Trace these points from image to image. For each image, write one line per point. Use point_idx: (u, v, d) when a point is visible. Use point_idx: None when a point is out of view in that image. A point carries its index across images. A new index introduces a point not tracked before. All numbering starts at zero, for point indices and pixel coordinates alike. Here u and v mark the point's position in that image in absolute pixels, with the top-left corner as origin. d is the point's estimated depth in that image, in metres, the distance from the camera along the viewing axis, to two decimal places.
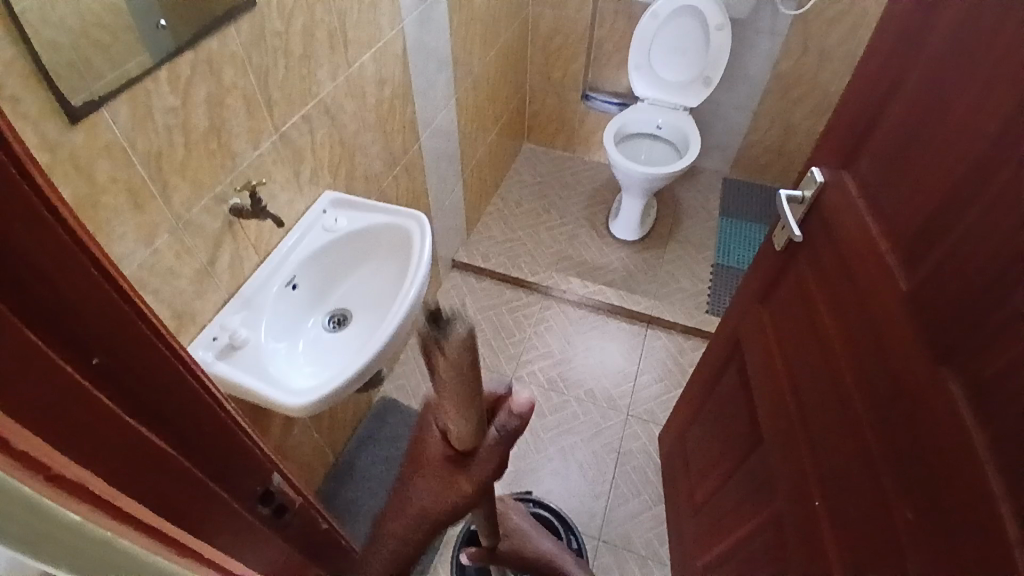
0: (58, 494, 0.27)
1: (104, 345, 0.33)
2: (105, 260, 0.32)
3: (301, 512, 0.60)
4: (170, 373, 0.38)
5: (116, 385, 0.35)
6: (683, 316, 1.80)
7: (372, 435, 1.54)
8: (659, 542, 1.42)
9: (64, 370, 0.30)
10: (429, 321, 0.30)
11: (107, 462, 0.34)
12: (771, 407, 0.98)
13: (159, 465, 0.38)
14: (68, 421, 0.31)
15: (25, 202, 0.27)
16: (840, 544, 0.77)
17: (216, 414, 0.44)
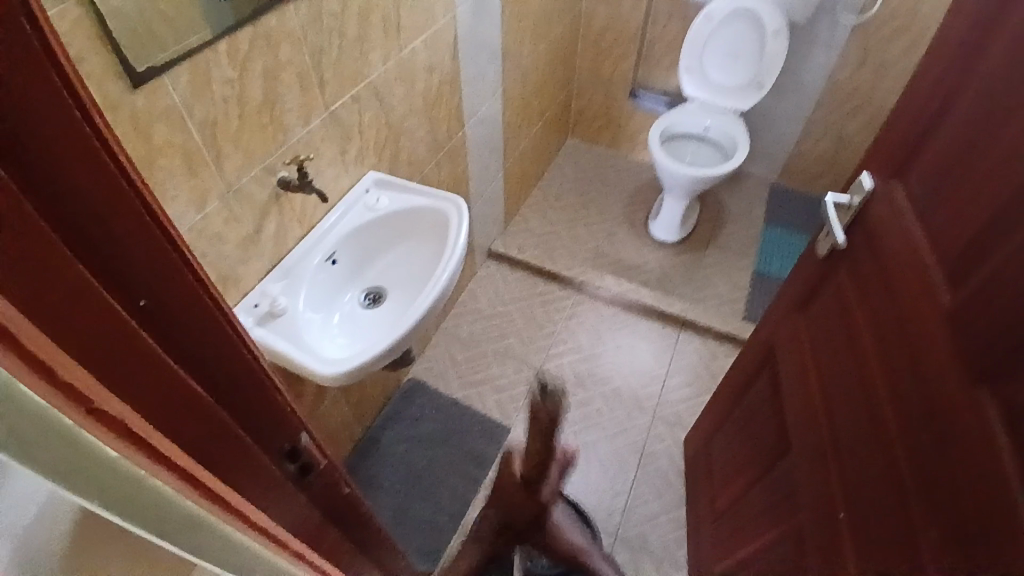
0: (95, 428, 0.30)
1: (151, 290, 0.36)
2: (162, 218, 0.34)
3: (324, 473, 0.64)
4: (212, 326, 0.41)
5: (162, 331, 0.37)
6: (718, 321, 1.77)
7: (398, 413, 1.57)
8: (678, 544, 1.40)
9: (115, 311, 0.33)
10: (541, 389, 0.52)
11: (146, 401, 0.37)
12: (801, 415, 0.96)
13: (194, 410, 0.41)
14: (111, 360, 0.33)
15: (82, 141, 0.28)
16: (862, 559, 0.75)
17: (250, 368, 0.46)
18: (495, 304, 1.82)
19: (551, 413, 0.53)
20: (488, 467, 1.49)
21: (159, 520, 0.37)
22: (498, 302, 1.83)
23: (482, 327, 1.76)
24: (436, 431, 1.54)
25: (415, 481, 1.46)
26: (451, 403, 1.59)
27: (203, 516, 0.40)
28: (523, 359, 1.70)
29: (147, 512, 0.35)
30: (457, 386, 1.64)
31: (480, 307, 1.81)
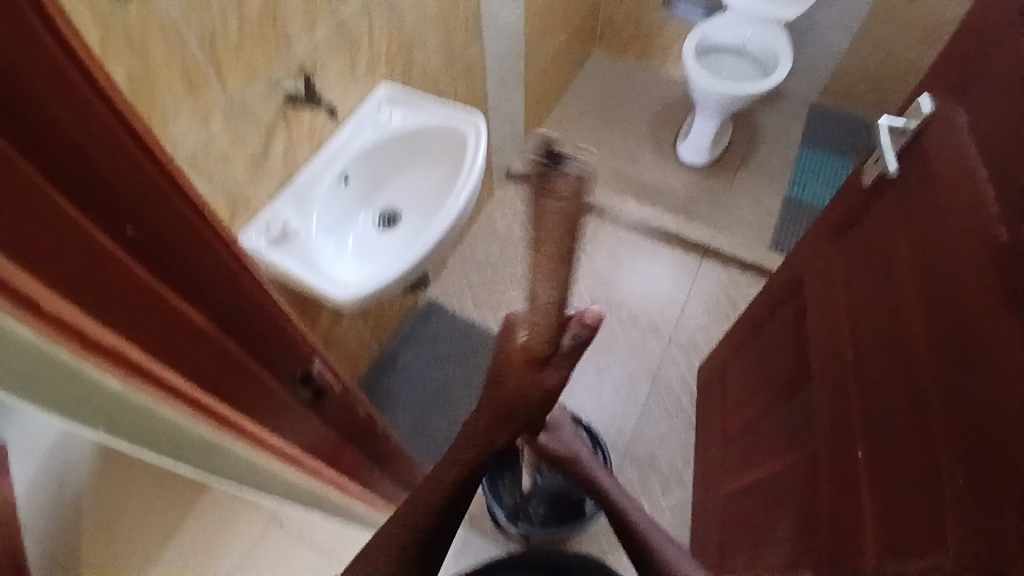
0: (67, 343, 0.32)
1: (136, 216, 0.34)
2: (148, 142, 0.32)
3: (339, 398, 0.65)
4: (207, 252, 0.40)
5: (154, 261, 0.37)
6: (742, 249, 1.72)
7: (415, 332, 1.58)
8: (684, 462, 1.44)
9: (100, 242, 0.32)
10: (546, 154, 0.28)
11: (140, 328, 0.37)
12: (825, 348, 0.94)
13: (190, 335, 0.41)
14: (100, 288, 0.33)
15: (28, 26, 0.25)
16: (876, 494, 0.75)
17: (252, 297, 0.45)
18: (513, 227, 1.78)
19: (563, 205, 0.29)
20: None
21: (138, 423, 0.40)
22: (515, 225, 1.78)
23: (499, 250, 1.73)
24: (452, 351, 1.56)
25: (430, 396, 1.50)
26: (468, 325, 1.60)
27: (186, 425, 0.44)
28: None
29: (125, 417, 0.39)
30: (473, 309, 1.63)
31: (497, 230, 1.77)
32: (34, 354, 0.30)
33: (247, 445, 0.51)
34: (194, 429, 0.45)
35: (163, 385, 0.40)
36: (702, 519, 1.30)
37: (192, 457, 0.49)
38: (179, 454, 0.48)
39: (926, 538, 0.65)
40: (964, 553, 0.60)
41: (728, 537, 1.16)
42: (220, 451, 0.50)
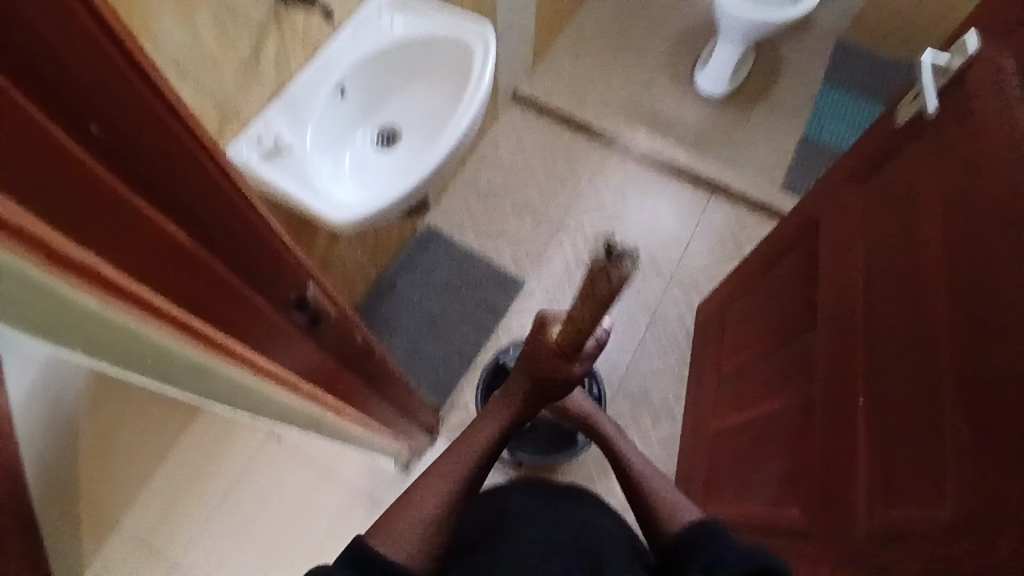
0: (28, 254, 0.29)
1: (90, 104, 0.29)
2: (122, 40, 0.29)
3: (336, 323, 0.63)
4: (180, 155, 0.35)
5: (118, 162, 0.32)
6: (754, 188, 1.67)
7: (413, 258, 1.56)
8: (676, 399, 1.46)
9: (75, 155, 0.29)
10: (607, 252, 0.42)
11: (124, 248, 0.35)
12: (833, 295, 0.92)
13: (179, 258, 0.39)
14: (77, 205, 0.31)
15: None
16: (872, 441, 0.75)
17: (245, 219, 0.43)
18: (517, 155, 1.71)
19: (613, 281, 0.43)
20: (501, 316, 1.50)
21: (123, 340, 0.40)
22: (520, 152, 1.71)
23: (502, 178, 1.67)
24: (451, 279, 1.54)
25: (427, 323, 1.49)
26: (467, 254, 1.57)
27: (174, 345, 0.43)
28: (542, 214, 1.63)
29: (107, 334, 0.38)
30: (474, 237, 1.60)
31: (500, 156, 1.70)
32: (4, 268, 0.29)
33: (239, 367, 0.51)
34: (183, 351, 0.44)
35: (143, 303, 0.38)
36: (689, 453, 1.33)
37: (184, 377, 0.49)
38: (169, 371, 0.48)
39: (925, 487, 0.66)
40: (963, 504, 0.60)
41: (715, 471, 1.19)
42: (213, 374, 0.50)
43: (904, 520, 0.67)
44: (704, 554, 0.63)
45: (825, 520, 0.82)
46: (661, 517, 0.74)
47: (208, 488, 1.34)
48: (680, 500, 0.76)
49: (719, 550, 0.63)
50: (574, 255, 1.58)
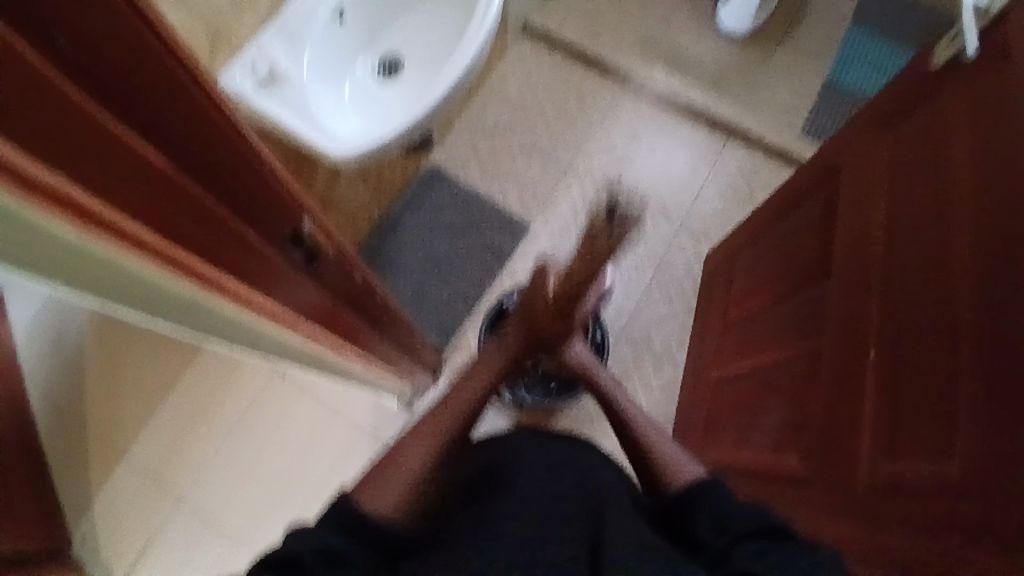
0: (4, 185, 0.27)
1: (57, 11, 0.26)
2: None
3: (335, 261, 0.61)
4: (162, 74, 0.33)
5: (93, 84, 0.30)
6: (772, 132, 1.60)
7: (417, 199, 1.52)
8: (679, 347, 1.45)
9: (38, 70, 0.26)
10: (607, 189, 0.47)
11: (98, 174, 0.32)
12: (850, 246, 0.89)
13: (158, 184, 0.36)
14: (45, 128, 0.28)
15: None
16: (879, 396, 0.75)
17: (228, 144, 0.40)
18: (525, 91, 1.63)
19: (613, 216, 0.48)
20: (505, 260, 1.48)
21: (113, 276, 0.38)
22: (529, 88, 1.63)
23: (509, 116, 1.61)
24: (455, 221, 1.50)
25: (430, 265, 1.47)
26: (472, 195, 1.53)
27: (169, 283, 0.41)
28: (550, 155, 1.58)
29: (91, 267, 0.35)
30: (479, 178, 1.55)
31: (508, 93, 1.62)
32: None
33: (234, 304, 0.49)
34: (179, 289, 0.43)
35: (130, 238, 0.36)
36: (689, 400, 1.34)
37: (178, 310, 0.48)
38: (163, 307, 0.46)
39: (933, 445, 0.65)
40: (973, 464, 0.60)
41: (713, 417, 1.20)
42: (207, 311, 0.49)
43: (909, 475, 0.67)
44: (705, 508, 0.63)
45: (824, 470, 0.82)
46: (665, 478, 0.74)
47: (212, 424, 1.35)
48: (681, 460, 0.76)
49: (718, 508, 0.62)
50: (581, 198, 1.54)
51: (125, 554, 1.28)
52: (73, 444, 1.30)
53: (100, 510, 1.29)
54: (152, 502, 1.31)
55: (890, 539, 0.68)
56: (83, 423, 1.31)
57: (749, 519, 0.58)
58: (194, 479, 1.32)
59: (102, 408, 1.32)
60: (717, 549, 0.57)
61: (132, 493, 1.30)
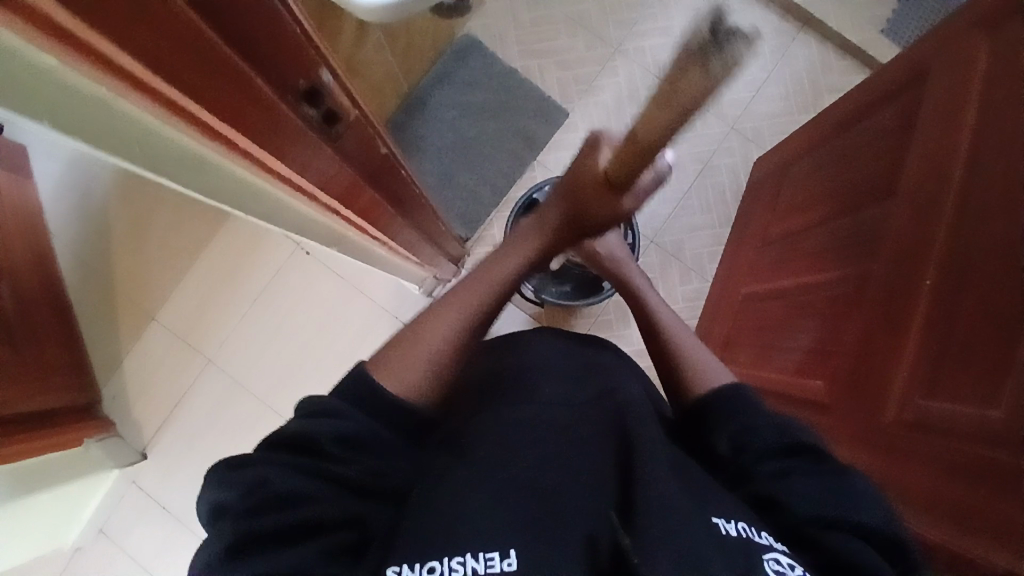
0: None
1: None
2: None
3: (358, 127, 0.54)
4: None
5: None
6: (850, 24, 1.41)
7: (448, 72, 1.40)
8: (711, 258, 1.39)
9: None
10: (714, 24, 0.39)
11: (110, 20, 0.26)
12: (926, 164, 0.79)
13: (183, 38, 0.30)
14: None
15: None
16: (929, 331, 0.69)
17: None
18: None
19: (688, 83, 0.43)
20: (539, 150, 1.39)
21: (96, 108, 0.34)
22: None
23: None
24: (488, 101, 1.40)
25: (459, 148, 1.39)
26: (508, 74, 1.40)
27: (164, 126, 0.37)
28: (598, 33, 1.43)
29: (62, 91, 0.31)
30: (517, 55, 1.42)
31: None
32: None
33: (246, 164, 0.46)
34: (177, 134, 0.39)
35: (127, 75, 0.31)
36: (713, 313, 1.31)
37: (183, 165, 0.45)
38: (164, 158, 0.43)
39: (976, 388, 0.62)
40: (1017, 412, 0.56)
41: (738, 332, 1.17)
42: (212, 167, 0.46)
43: (944, 414, 0.65)
44: (721, 424, 0.61)
45: (851, 398, 0.80)
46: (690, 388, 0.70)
47: (235, 292, 1.37)
48: (712, 367, 0.71)
49: (739, 420, 0.60)
50: (627, 84, 1.41)
51: (154, 408, 1.35)
52: (102, 306, 1.33)
53: (131, 368, 1.35)
54: (180, 362, 1.36)
55: (911, 474, 0.67)
56: (110, 279, 1.34)
57: (768, 432, 0.58)
58: (220, 343, 1.36)
59: (128, 269, 1.34)
60: (735, 460, 0.58)
61: (161, 353, 1.35)
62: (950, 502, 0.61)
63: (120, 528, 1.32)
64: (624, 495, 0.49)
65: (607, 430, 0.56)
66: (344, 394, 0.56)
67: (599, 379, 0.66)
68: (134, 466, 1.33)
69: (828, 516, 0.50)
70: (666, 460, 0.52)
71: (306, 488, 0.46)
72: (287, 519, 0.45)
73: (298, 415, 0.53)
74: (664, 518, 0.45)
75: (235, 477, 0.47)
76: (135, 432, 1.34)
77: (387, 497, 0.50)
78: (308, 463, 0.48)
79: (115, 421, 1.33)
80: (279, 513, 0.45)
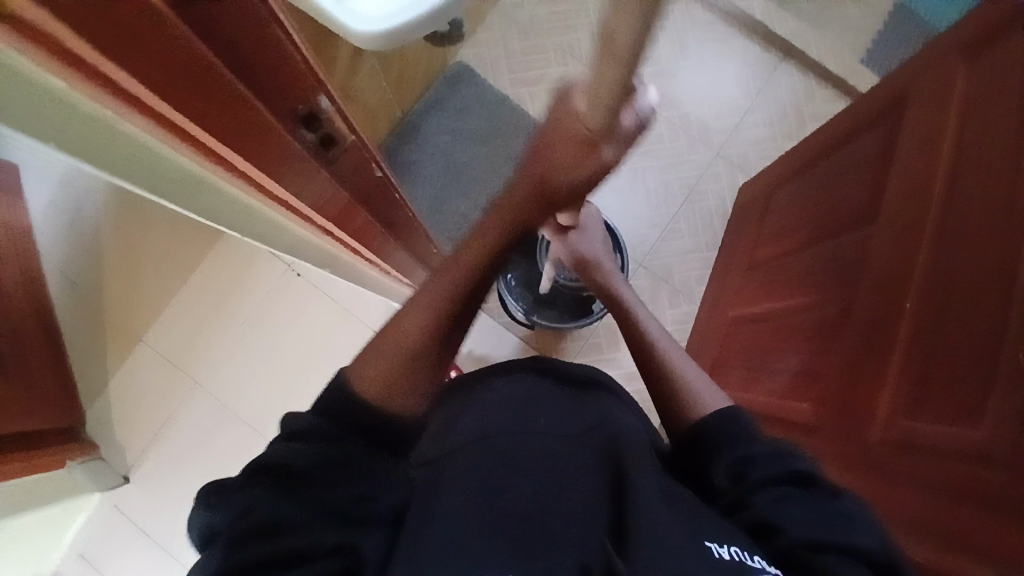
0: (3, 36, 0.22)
1: None
2: None
3: (354, 152, 0.55)
4: None
5: None
6: (831, 56, 1.46)
7: (441, 98, 1.43)
8: (699, 281, 1.41)
9: None
10: None
11: (114, 44, 0.27)
12: (906, 191, 0.82)
13: (183, 60, 0.31)
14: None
15: None
16: (913, 353, 0.71)
17: (252, 15, 0.33)
18: None
19: None
20: None
21: (98, 129, 0.35)
22: None
23: (545, 13, 1.48)
24: (480, 126, 1.42)
25: (451, 172, 1.41)
26: (500, 100, 1.43)
27: (161, 146, 0.38)
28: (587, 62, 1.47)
29: (63, 111, 0.32)
30: (508, 82, 1.45)
31: None
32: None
33: (242, 184, 0.47)
34: (176, 155, 0.40)
35: (127, 96, 0.32)
36: (702, 335, 1.32)
37: (178, 183, 0.46)
38: (161, 177, 0.44)
39: (960, 408, 0.63)
40: (997, 433, 0.57)
41: (725, 353, 1.19)
42: (209, 187, 0.47)
43: (930, 435, 0.65)
44: (722, 452, 0.62)
45: (837, 420, 0.82)
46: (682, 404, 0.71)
47: (225, 314, 1.36)
48: (699, 381, 0.73)
49: (742, 449, 0.61)
50: None
51: (140, 430, 1.33)
52: (87, 324, 1.31)
53: (116, 388, 1.34)
54: (167, 383, 1.34)
55: (898, 495, 0.68)
56: None
57: (770, 461, 0.58)
58: (208, 365, 1.35)
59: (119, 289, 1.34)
60: (730, 487, 0.59)
61: (148, 374, 1.34)
62: (932, 520, 0.62)
63: (100, 554, 1.29)
64: (617, 522, 0.50)
65: (599, 460, 0.56)
66: (324, 410, 0.56)
67: (593, 405, 0.66)
68: (117, 491, 1.31)
69: (820, 542, 0.50)
70: (657, 489, 0.52)
71: (292, 512, 0.47)
72: (272, 546, 0.45)
73: (282, 435, 0.54)
74: (664, 548, 0.47)
75: (224, 501, 0.48)
76: (118, 455, 1.32)
77: (376, 519, 0.49)
78: (295, 485, 0.49)
79: (99, 443, 1.31)
80: (265, 538, 0.46)
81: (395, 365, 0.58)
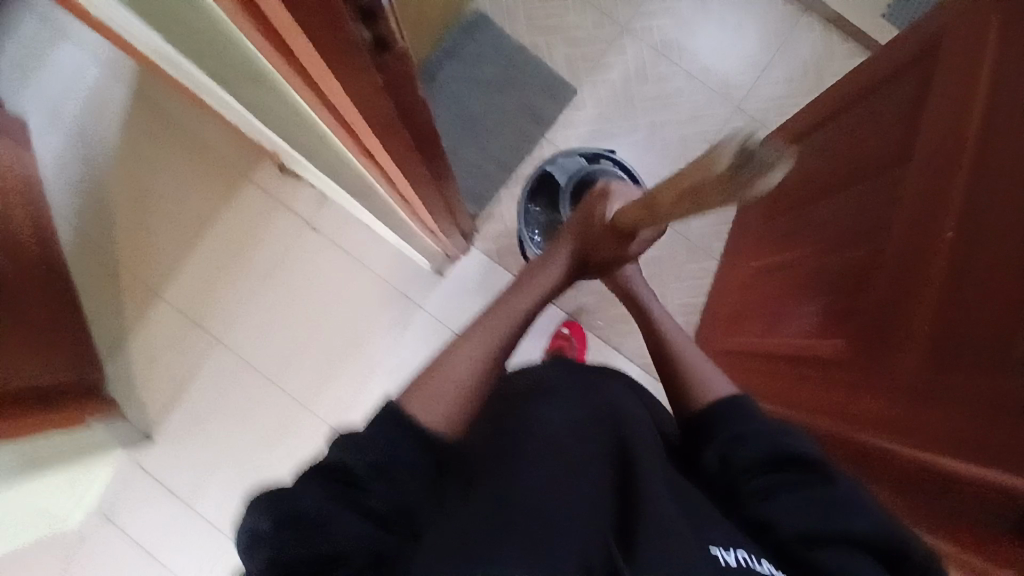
0: None
1: None
2: None
3: (403, 62, 0.53)
4: None
5: None
6: (855, 9, 1.41)
7: (458, 49, 1.40)
8: (716, 237, 1.40)
9: None
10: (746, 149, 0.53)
11: None
12: (940, 132, 0.81)
13: None
14: None
15: None
16: (948, 287, 0.71)
17: None
18: None
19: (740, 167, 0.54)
20: (547, 128, 1.40)
21: None
22: None
23: None
24: (498, 78, 1.40)
25: (468, 126, 1.39)
26: (518, 50, 1.41)
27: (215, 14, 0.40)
28: (606, 12, 1.44)
29: None
30: (526, 33, 1.42)
31: None
32: None
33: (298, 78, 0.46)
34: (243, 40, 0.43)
35: None
36: (721, 290, 1.32)
37: (241, 68, 0.49)
38: (212, 44, 0.46)
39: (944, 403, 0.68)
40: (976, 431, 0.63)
41: (746, 306, 1.19)
42: (266, 78, 0.49)
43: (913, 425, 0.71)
44: (715, 439, 0.67)
45: (864, 355, 0.82)
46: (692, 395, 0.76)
47: (243, 269, 1.35)
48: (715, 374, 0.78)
49: (730, 432, 0.66)
50: (635, 63, 1.43)
51: (159, 384, 1.33)
52: (105, 283, 1.33)
53: (134, 341, 1.33)
54: (185, 334, 1.34)
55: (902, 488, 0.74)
56: (116, 250, 1.34)
57: (759, 444, 0.62)
58: (226, 320, 1.34)
59: (134, 242, 1.34)
60: (728, 478, 0.63)
61: (166, 326, 1.33)
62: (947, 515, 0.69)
63: (122, 510, 1.29)
64: (625, 496, 0.55)
65: (608, 436, 0.62)
66: (374, 423, 0.59)
67: (595, 398, 0.69)
68: (139, 449, 1.31)
69: (812, 534, 0.54)
70: (662, 476, 0.57)
71: (334, 518, 0.50)
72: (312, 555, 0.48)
73: (335, 446, 0.58)
74: (668, 525, 0.51)
75: (270, 502, 0.52)
76: (137, 410, 1.32)
77: (405, 535, 0.51)
78: (340, 492, 0.53)
79: (117, 397, 1.31)
80: (306, 545, 0.49)
81: (450, 400, 0.65)
